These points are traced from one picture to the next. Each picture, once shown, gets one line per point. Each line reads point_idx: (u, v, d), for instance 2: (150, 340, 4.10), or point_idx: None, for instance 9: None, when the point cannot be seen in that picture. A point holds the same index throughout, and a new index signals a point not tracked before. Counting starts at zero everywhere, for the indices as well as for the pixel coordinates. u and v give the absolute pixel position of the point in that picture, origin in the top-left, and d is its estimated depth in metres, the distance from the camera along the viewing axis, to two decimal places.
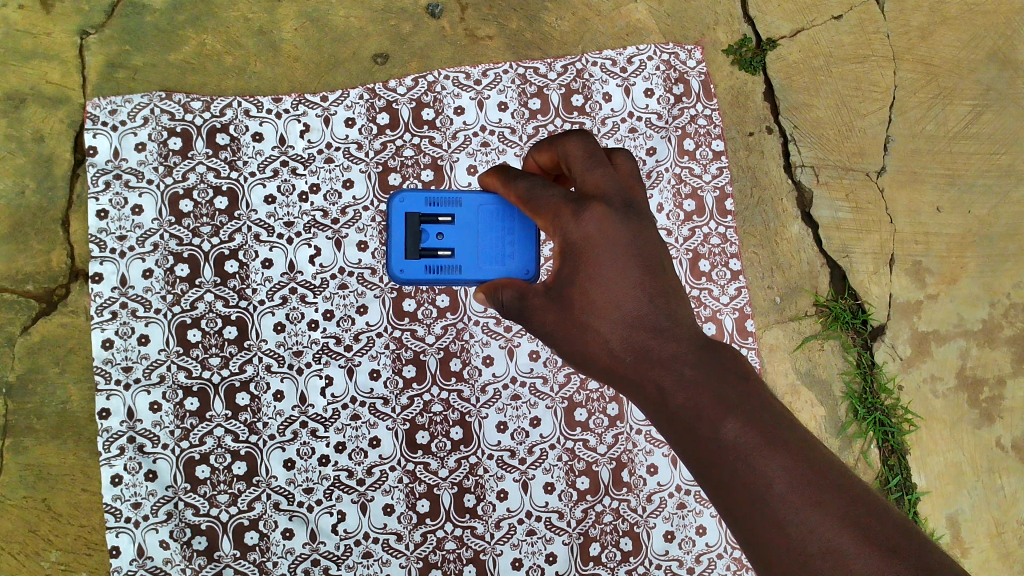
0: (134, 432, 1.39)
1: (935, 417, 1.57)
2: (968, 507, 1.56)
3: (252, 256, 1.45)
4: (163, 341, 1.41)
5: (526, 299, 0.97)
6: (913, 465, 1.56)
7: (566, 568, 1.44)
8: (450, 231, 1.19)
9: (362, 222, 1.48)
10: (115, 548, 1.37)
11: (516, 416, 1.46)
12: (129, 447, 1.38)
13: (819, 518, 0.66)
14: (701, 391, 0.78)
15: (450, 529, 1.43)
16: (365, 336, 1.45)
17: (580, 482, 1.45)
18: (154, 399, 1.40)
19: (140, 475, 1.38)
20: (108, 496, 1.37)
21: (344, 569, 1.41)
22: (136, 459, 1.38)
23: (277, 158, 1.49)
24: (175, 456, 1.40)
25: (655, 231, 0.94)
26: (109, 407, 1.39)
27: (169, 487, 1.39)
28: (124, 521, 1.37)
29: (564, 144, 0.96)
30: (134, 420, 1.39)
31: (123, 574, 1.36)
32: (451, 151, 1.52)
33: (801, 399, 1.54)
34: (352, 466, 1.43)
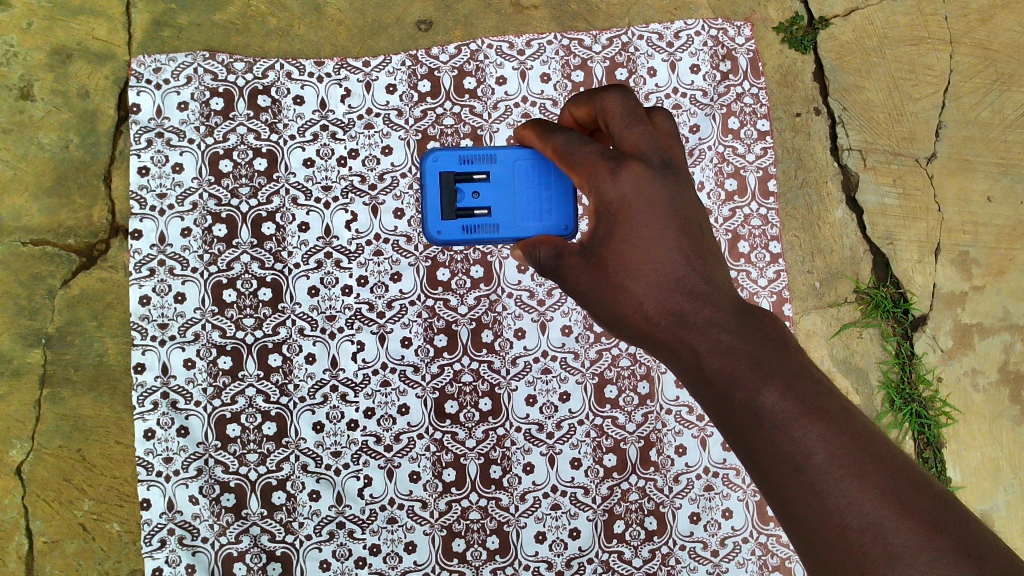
0: (167, 387, 1.41)
1: (974, 411, 1.54)
2: (1003, 504, 1.53)
3: (289, 219, 1.46)
4: (199, 299, 1.43)
5: (562, 258, 0.98)
6: (948, 459, 1.53)
7: (589, 544, 1.44)
8: (486, 189, 1.19)
9: (399, 189, 1.48)
10: (145, 501, 1.39)
11: (546, 390, 1.45)
12: (162, 402, 1.40)
13: (858, 491, 0.66)
14: (737, 357, 0.77)
15: (475, 499, 1.43)
16: (398, 304, 1.45)
17: (607, 459, 1.45)
18: (188, 356, 1.42)
19: (173, 431, 1.40)
20: (141, 450, 1.40)
21: (368, 533, 1.42)
22: (169, 415, 1.40)
23: (317, 122, 1.48)
24: (207, 414, 1.41)
25: (692, 190, 0.94)
26: (145, 362, 1.41)
27: (200, 443, 1.40)
28: (155, 475, 1.39)
29: (603, 99, 0.96)
30: (168, 375, 1.41)
31: (153, 527, 1.39)
32: (491, 121, 1.50)
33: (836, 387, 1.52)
34: (380, 432, 1.43)
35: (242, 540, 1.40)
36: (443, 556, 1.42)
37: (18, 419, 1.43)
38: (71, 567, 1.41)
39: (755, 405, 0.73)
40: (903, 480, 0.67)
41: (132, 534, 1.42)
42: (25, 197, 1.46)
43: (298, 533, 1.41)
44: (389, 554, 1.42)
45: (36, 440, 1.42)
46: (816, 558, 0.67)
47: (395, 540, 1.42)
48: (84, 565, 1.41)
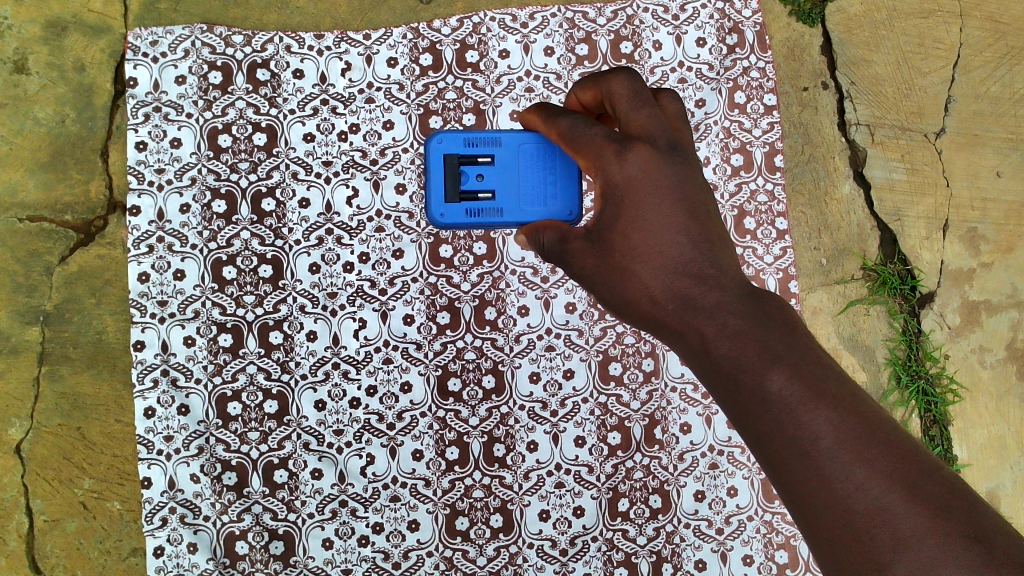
0: (167, 365, 1.39)
1: (981, 389, 1.53)
2: (1010, 482, 1.53)
3: (289, 195, 1.44)
4: (200, 276, 1.41)
5: (566, 242, 0.97)
6: (955, 437, 1.52)
7: (594, 522, 1.43)
8: (490, 172, 1.16)
9: (401, 164, 1.45)
10: (146, 479, 1.38)
11: (549, 367, 1.44)
12: (162, 380, 1.39)
13: (866, 475, 0.65)
14: (745, 341, 0.76)
15: (478, 477, 1.42)
16: (400, 281, 1.44)
17: (612, 437, 1.43)
18: (188, 334, 1.40)
19: (173, 409, 1.39)
20: (142, 428, 1.38)
21: (371, 512, 1.41)
22: (169, 393, 1.39)
23: (317, 97, 1.46)
24: (207, 392, 1.40)
25: (700, 173, 0.92)
26: (144, 340, 1.39)
27: (201, 422, 1.39)
28: (155, 453, 1.38)
29: (609, 81, 0.94)
30: (168, 353, 1.39)
31: (154, 505, 1.37)
32: (493, 95, 1.48)
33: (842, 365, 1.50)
34: (383, 410, 1.42)
35: (244, 518, 1.39)
36: (447, 535, 1.41)
37: (17, 397, 1.41)
38: (72, 546, 1.41)
39: (761, 390, 0.71)
40: (911, 465, 0.65)
41: (133, 513, 1.41)
42: (21, 172, 1.44)
43: (300, 512, 1.40)
44: (393, 532, 1.41)
45: (36, 419, 1.41)
46: (825, 545, 0.66)
47: (398, 519, 1.41)
48: (85, 544, 1.41)
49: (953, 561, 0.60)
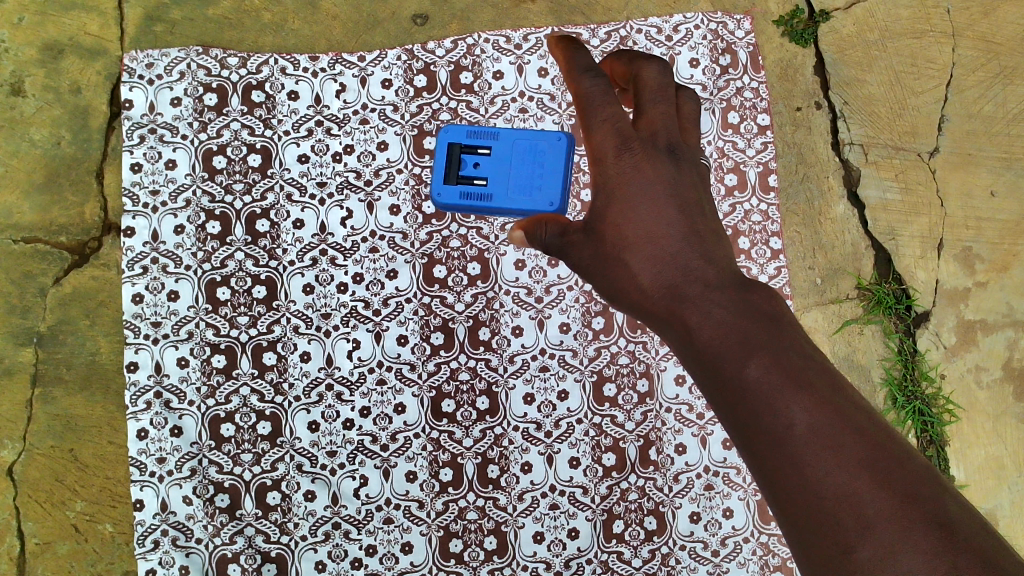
0: (161, 387, 1.39)
1: (981, 410, 1.51)
2: (1008, 504, 1.50)
3: (283, 216, 1.44)
4: (195, 297, 1.41)
5: (569, 230, 1.00)
6: (953, 457, 1.50)
7: (588, 545, 1.42)
8: (488, 163, 1.16)
9: (395, 185, 1.46)
10: (139, 501, 1.37)
11: (544, 388, 1.44)
12: (156, 401, 1.39)
13: (835, 459, 0.66)
14: (727, 329, 0.80)
15: (472, 499, 1.41)
16: (394, 302, 1.44)
17: (606, 458, 1.43)
18: (182, 355, 1.40)
19: (166, 431, 1.38)
20: (134, 450, 1.38)
21: (364, 534, 1.40)
22: (162, 414, 1.38)
23: (312, 118, 1.47)
24: (201, 413, 1.39)
25: (695, 178, 0.97)
26: (137, 361, 1.39)
27: (193, 443, 1.39)
28: (148, 475, 1.38)
29: (640, 68, 0.98)
30: (161, 374, 1.39)
31: (146, 528, 1.37)
32: (487, 116, 1.48)
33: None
34: (376, 431, 1.42)
35: (236, 541, 1.38)
36: (441, 557, 1.40)
37: (9, 419, 1.41)
38: (63, 569, 1.40)
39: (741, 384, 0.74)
40: (884, 452, 0.67)
41: (125, 535, 1.40)
42: (17, 194, 1.44)
43: (293, 534, 1.39)
44: (386, 555, 1.40)
45: (28, 441, 1.41)
46: (793, 526, 0.68)
47: (392, 541, 1.40)
48: (76, 567, 1.40)
49: (917, 544, 0.60)
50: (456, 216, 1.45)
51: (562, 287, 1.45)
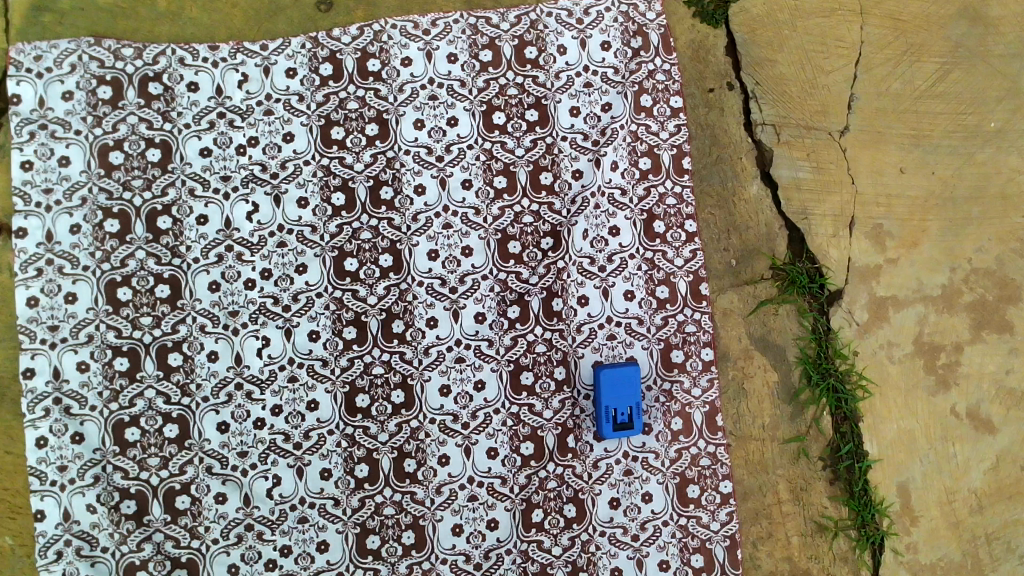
0: (60, 393, 1.34)
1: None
2: (920, 476, 1.47)
3: (186, 212, 1.39)
4: (94, 299, 1.36)
5: None
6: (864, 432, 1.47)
7: (508, 535, 1.40)
8: None
9: (302, 176, 1.42)
10: (39, 513, 1.32)
11: (460, 379, 1.42)
12: (55, 409, 1.34)
13: None
14: None
15: (388, 494, 1.39)
16: (305, 296, 1.40)
17: (524, 447, 1.41)
18: (82, 359, 1.35)
19: (66, 438, 1.34)
20: (34, 459, 1.33)
21: (278, 535, 1.37)
22: (62, 422, 1.34)
23: (214, 110, 1.42)
24: (103, 419, 1.35)
25: None
26: (34, 367, 1.34)
27: (96, 450, 1.34)
28: (48, 484, 1.33)
29: None
30: (60, 380, 1.34)
31: (47, 539, 1.32)
32: (397, 104, 1.45)
33: (754, 365, 1.48)
34: (288, 430, 1.39)
35: (145, 547, 1.34)
36: (358, 555, 1.38)
37: None
38: None
39: None
40: None
41: (25, 548, 1.36)
42: None
43: (204, 538, 1.36)
44: (301, 555, 1.37)
45: None
46: None
47: (307, 541, 1.37)
48: None
49: None
50: (367, 208, 1.42)
51: (476, 277, 1.43)
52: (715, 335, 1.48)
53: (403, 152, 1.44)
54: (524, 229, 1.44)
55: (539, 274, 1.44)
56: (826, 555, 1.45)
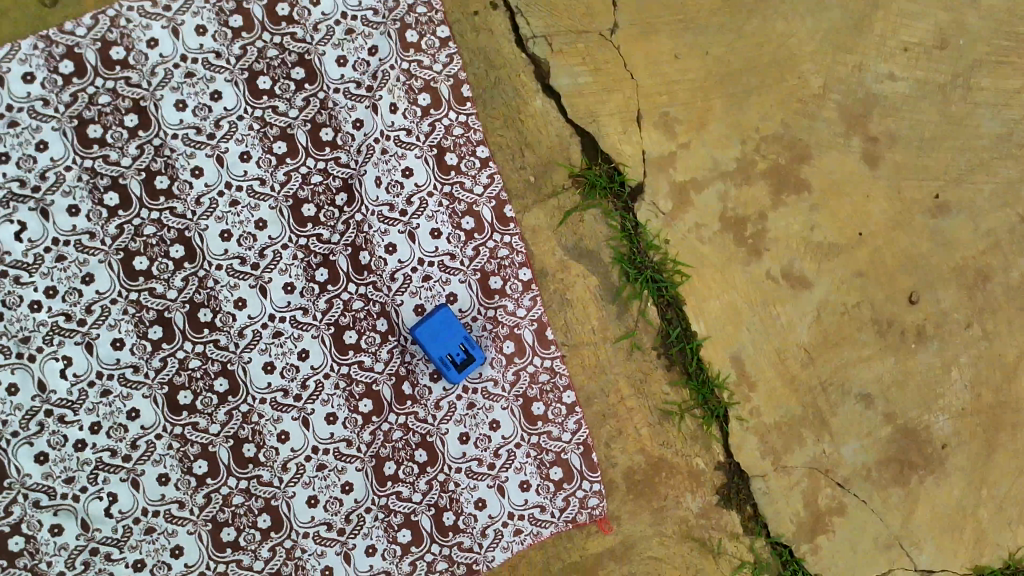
0: (49, 404, 1.40)
1: (832, 195, 1.63)
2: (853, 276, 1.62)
3: (132, 194, 1.43)
4: (62, 304, 1.41)
5: None
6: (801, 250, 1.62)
7: (511, 431, 1.51)
8: None
9: (239, 132, 1.47)
10: (57, 527, 1.39)
11: (431, 297, 1.51)
12: (48, 421, 1.40)
13: None
14: None
15: (394, 419, 1.49)
16: (271, 251, 1.47)
17: (506, 347, 1.52)
18: (64, 365, 1.41)
19: (67, 448, 1.40)
20: (38, 475, 1.39)
21: (300, 486, 1.46)
22: (59, 433, 1.40)
23: (132, 77, 1.44)
24: (99, 416, 1.41)
25: None
26: (17, 382, 1.39)
27: (98, 449, 1.41)
28: (60, 498, 1.39)
29: None
30: (46, 392, 1.40)
31: (73, 550, 1.40)
32: (316, 43, 1.50)
33: (690, 213, 1.60)
34: (286, 384, 1.46)
35: (172, 527, 1.42)
36: (379, 484, 1.48)
37: None
38: None
39: None
40: None
41: None
42: None
43: (229, 505, 1.43)
44: (329, 501, 1.46)
45: None
46: None
47: (331, 486, 1.46)
48: None
49: None
50: (311, 152, 1.50)
51: (423, 195, 1.52)
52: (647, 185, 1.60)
53: (332, 91, 1.51)
54: (457, 141, 1.54)
55: (484, 184, 1.54)
56: (796, 371, 1.61)
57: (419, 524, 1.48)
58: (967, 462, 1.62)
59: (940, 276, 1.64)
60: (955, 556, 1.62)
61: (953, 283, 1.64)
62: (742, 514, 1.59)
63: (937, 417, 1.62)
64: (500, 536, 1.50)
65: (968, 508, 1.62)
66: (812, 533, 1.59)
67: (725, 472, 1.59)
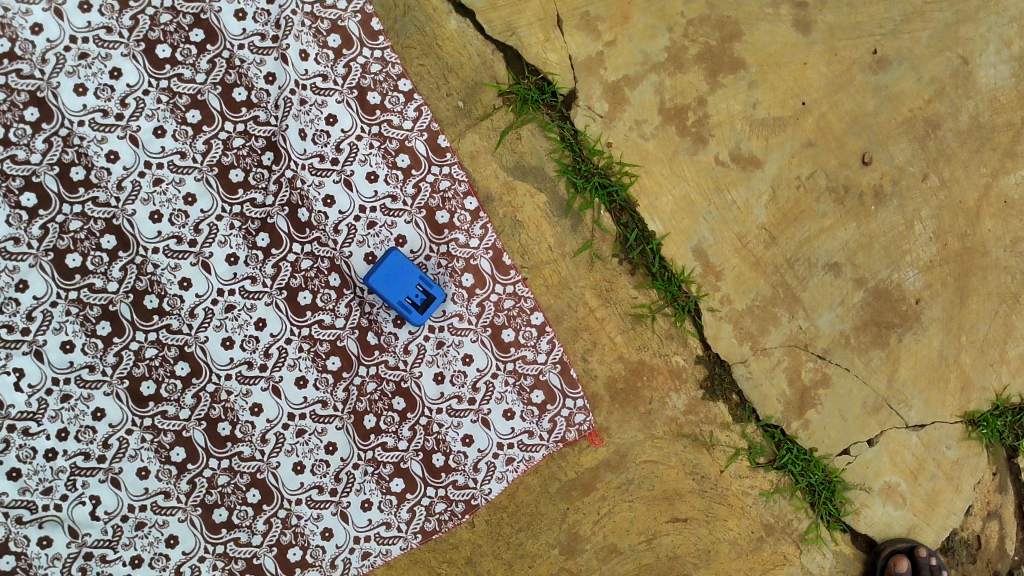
0: (11, 419, 1.36)
1: (769, 68, 1.58)
2: (802, 147, 1.59)
3: (51, 190, 1.38)
4: (2, 315, 1.36)
5: None
6: (747, 129, 1.58)
7: (486, 362, 1.48)
8: None
9: (148, 107, 1.41)
10: (45, 539, 1.37)
11: (380, 243, 1.47)
12: (13, 435, 1.36)
13: None
14: None
15: (365, 372, 1.46)
16: (206, 224, 1.42)
17: (465, 280, 1.48)
18: (17, 377, 1.37)
19: (39, 459, 1.37)
20: (15, 492, 1.36)
21: (284, 454, 1.43)
22: (26, 446, 1.37)
23: (24, 68, 1.38)
24: (63, 422, 1.37)
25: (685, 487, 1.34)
26: None
27: (69, 456, 1.37)
28: (43, 510, 1.37)
29: None
30: (5, 407, 1.36)
31: (65, 559, 1.37)
32: (210, 1, 1.43)
33: (627, 111, 1.56)
34: (249, 356, 1.43)
35: (162, 519, 1.40)
36: (362, 439, 1.45)
37: None
38: None
39: None
40: None
41: None
42: None
43: (216, 485, 1.41)
44: (315, 464, 1.44)
45: None
46: None
47: (314, 450, 1.44)
48: None
49: None
50: (227, 115, 1.44)
51: (351, 140, 1.47)
52: (578, 88, 1.55)
53: (236, 48, 1.44)
54: (377, 78, 1.48)
55: (412, 118, 1.49)
56: (760, 252, 1.58)
57: (410, 471, 1.46)
58: (943, 313, 1.60)
59: (888, 132, 1.60)
60: (946, 407, 1.59)
61: (903, 136, 1.60)
62: (729, 403, 1.56)
63: (907, 273, 1.60)
64: (493, 469, 1.48)
65: (950, 357, 1.59)
66: (800, 408, 1.57)
67: (706, 364, 1.56)
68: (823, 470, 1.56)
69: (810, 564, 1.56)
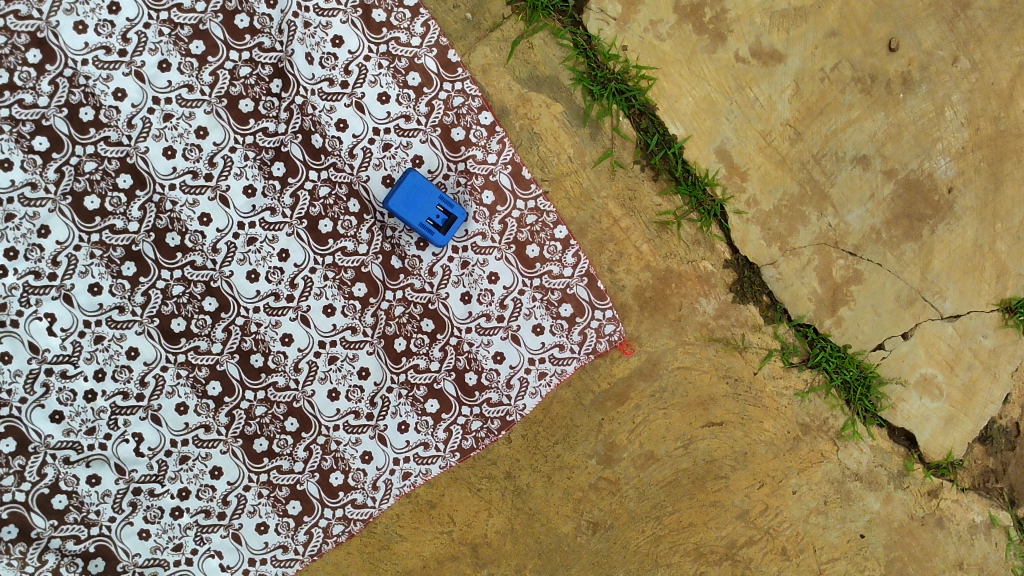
0: (48, 364, 1.38)
1: None
2: (826, 36, 1.53)
3: (62, 132, 1.37)
4: (27, 263, 1.36)
5: None
6: (767, 21, 1.52)
7: (512, 279, 1.46)
8: None
9: (151, 41, 1.38)
10: (94, 477, 1.40)
11: (397, 165, 1.44)
12: (52, 380, 1.38)
13: None
14: None
15: (392, 296, 1.45)
16: (220, 157, 1.40)
17: (485, 197, 1.46)
18: (49, 322, 1.37)
19: (79, 401, 1.39)
20: (60, 433, 1.38)
21: (319, 382, 1.45)
22: (66, 389, 1.38)
23: (20, 8, 1.35)
24: (100, 363, 1.39)
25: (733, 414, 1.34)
26: (9, 349, 1.37)
27: (109, 396, 1.40)
28: (89, 450, 1.39)
29: None
30: (41, 352, 1.37)
31: (115, 495, 1.40)
32: None
33: (641, 11, 1.51)
34: (275, 287, 1.43)
35: (205, 452, 1.42)
36: (394, 363, 1.46)
37: None
38: None
39: None
40: None
41: None
42: None
43: (254, 416, 1.43)
44: (350, 390, 1.45)
45: None
46: None
47: (348, 376, 1.45)
48: None
49: None
50: (231, 44, 1.40)
51: (359, 61, 1.43)
52: None
53: None
54: None
55: (419, 34, 1.44)
56: (785, 149, 1.53)
57: (444, 392, 1.47)
58: (976, 201, 1.55)
59: (916, 15, 1.53)
60: (982, 297, 1.56)
61: (931, 18, 1.53)
62: (760, 305, 1.54)
63: (939, 161, 1.55)
64: (526, 384, 1.48)
65: (985, 245, 1.56)
66: (833, 306, 1.55)
67: (734, 268, 1.54)
68: (858, 366, 1.54)
69: (848, 459, 1.56)
